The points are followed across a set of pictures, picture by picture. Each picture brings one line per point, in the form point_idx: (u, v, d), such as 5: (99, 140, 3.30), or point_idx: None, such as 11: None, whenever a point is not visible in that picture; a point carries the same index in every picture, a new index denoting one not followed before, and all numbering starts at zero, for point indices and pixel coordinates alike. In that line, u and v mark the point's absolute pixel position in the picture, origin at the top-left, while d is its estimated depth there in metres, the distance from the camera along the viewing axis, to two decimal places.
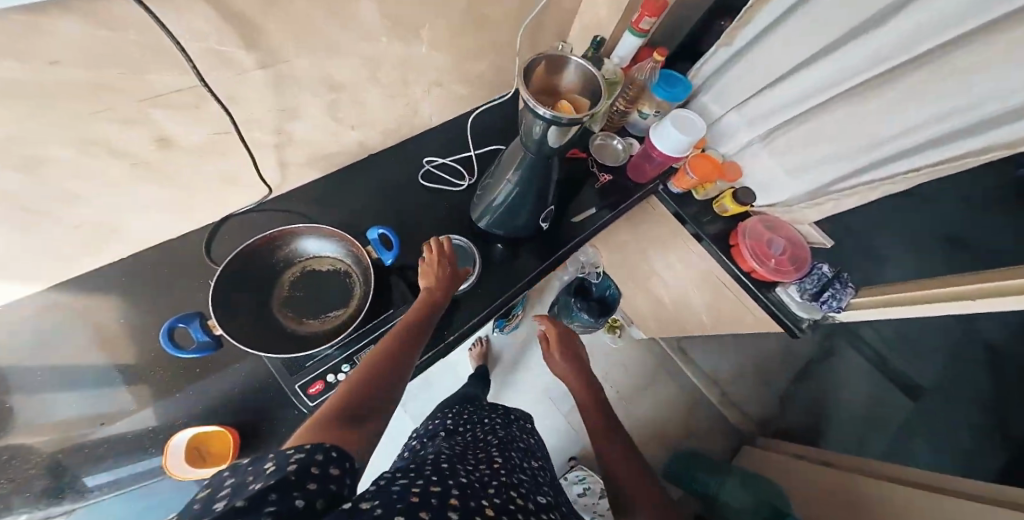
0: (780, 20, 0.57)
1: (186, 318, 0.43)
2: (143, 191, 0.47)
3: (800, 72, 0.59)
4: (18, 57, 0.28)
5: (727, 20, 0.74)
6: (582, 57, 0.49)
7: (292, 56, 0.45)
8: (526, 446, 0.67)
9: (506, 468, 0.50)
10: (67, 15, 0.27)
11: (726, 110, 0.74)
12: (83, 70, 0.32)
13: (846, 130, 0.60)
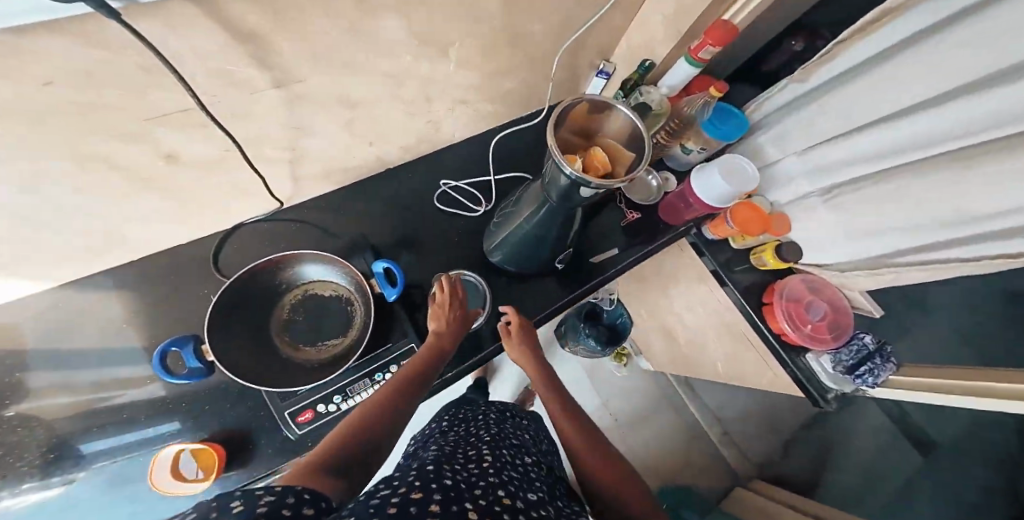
0: (874, 62, 0.49)
1: (179, 342, 0.44)
2: (152, 196, 0.47)
3: (886, 124, 0.51)
4: (12, 75, 0.27)
5: (798, 40, 0.62)
6: (630, 108, 0.44)
7: (307, 75, 0.43)
8: (520, 443, 0.61)
9: (497, 466, 0.45)
10: (56, 38, 0.25)
11: (786, 154, 0.67)
12: (83, 89, 0.31)
13: (926, 197, 0.50)
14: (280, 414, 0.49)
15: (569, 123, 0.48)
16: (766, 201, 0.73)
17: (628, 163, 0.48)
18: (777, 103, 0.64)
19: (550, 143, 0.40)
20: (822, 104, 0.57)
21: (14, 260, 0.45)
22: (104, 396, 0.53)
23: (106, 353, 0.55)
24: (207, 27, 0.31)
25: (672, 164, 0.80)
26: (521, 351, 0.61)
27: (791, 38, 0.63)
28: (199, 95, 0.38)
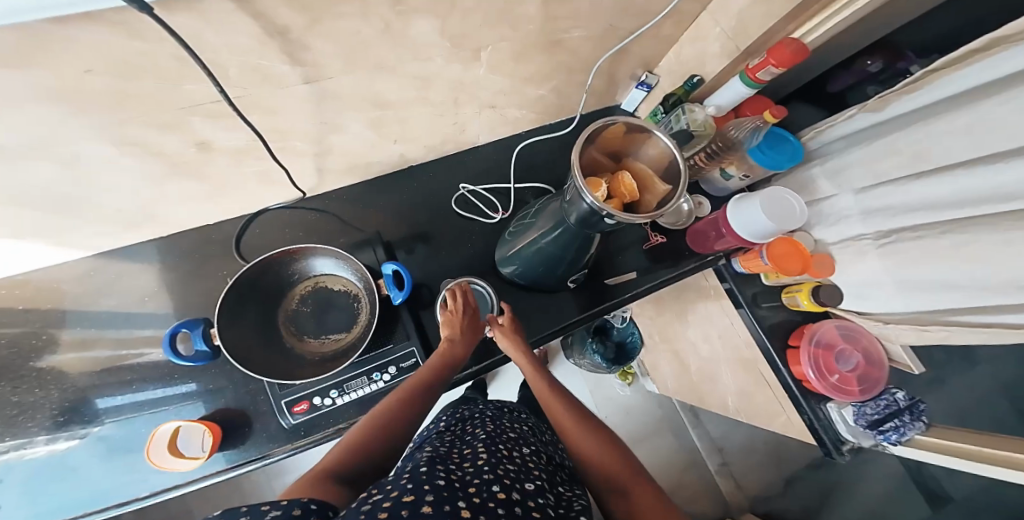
0: (949, 108, 0.46)
1: (190, 324, 0.47)
2: (183, 177, 0.49)
3: (959, 173, 0.46)
4: (52, 62, 0.27)
5: (874, 59, 0.57)
6: (668, 135, 0.42)
7: (336, 74, 0.43)
8: (519, 435, 0.57)
9: (495, 459, 0.43)
10: (93, 29, 0.26)
11: (840, 190, 0.63)
12: (121, 78, 0.32)
13: (992, 255, 0.44)
14: (277, 403, 0.52)
15: (602, 144, 0.46)
16: (812, 238, 0.68)
17: (658, 190, 0.44)
18: (852, 128, 0.58)
19: (575, 169, 0.39)
20: (906, 133, 0.51)
21: (54, 225, 0.48)
22: (131, 354, 0.57)
23: (134, 315, 0.58)
24: (240, 21, 0.30)
25: (709, 189, 0.76)
26: (512, 348, 0.58)
27: (867, 57, 0.58)
28: (232, 86, 0.38)
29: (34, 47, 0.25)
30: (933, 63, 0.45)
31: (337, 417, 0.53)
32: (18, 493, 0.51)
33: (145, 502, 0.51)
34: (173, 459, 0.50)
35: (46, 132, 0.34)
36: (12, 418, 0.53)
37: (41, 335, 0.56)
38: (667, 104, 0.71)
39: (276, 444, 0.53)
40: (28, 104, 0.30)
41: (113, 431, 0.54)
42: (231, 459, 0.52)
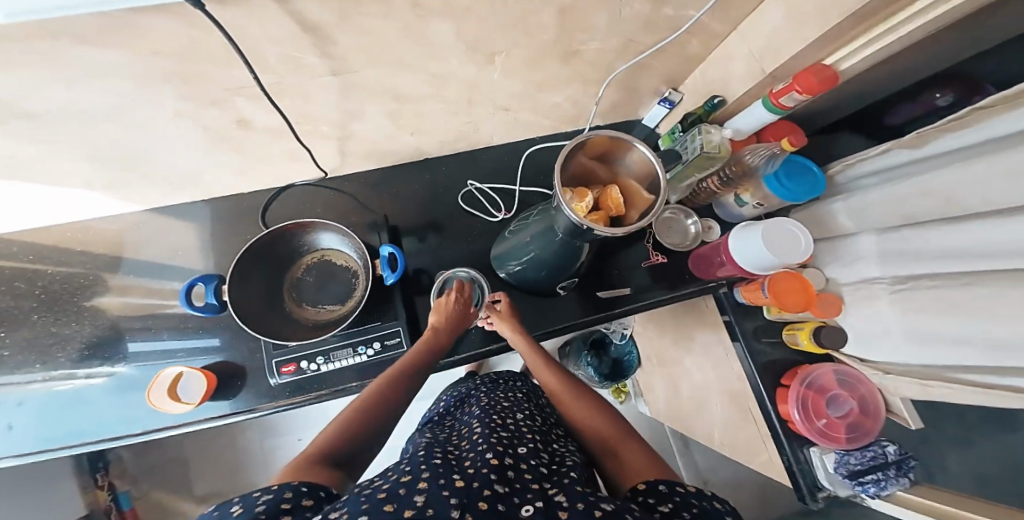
0: (1000, 147, 0.40)
1: (206, 279, 0.55)
2: (223, 149, 0.55)
3: (1001, 220, 0.41)
4: (124, 41, 0.32)
5: (943, 93, 0.50)
6: (649, 148, 0.43)
7: (360, 68, 0.46)
8: (515, 401, 0.61)
9: (490, 430, 0.46)
10: (158, 16, 0.30)
11: (863, 229, 0.60)
12: (180, 59, 0.37)
13: None
14: (269, 361, 0.57)
15: (591, 148, 0.47)
16: (823, 276, 0.66)
17: (643, 202, 0.47)
18: (887, 163, 0.54)
19: (556, 187, 0.43)
20: (939, 171, 0.46)
21: (116, 179, 0.56)
22: (160, 302, 0.64)
23: (168, 267, 0.66)
24: (276, 16, 0.34)
25: (723, 214, 0.75)
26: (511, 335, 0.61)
27: (938, 89, 0.51)
28: (268, 72, 0.43)
29: (111, 27, 0.30)
30: (985, 98, 0.39)
31: (321, 382, 0.58)
32: (41, 415, 0.58)
33: (144, 437, 0.58)
34: (171, 402, 0.56)
35: (112, 100, 0.40)
36: (48, 346, 0.61)
37: (90, 276, 0.64)
38: (685, 123, 0.70)
39: (262, 401, 0.58)
40: (101, 75, 0.36)
41: (126, 370, 0.61)
42: (218, 409, 0.58)
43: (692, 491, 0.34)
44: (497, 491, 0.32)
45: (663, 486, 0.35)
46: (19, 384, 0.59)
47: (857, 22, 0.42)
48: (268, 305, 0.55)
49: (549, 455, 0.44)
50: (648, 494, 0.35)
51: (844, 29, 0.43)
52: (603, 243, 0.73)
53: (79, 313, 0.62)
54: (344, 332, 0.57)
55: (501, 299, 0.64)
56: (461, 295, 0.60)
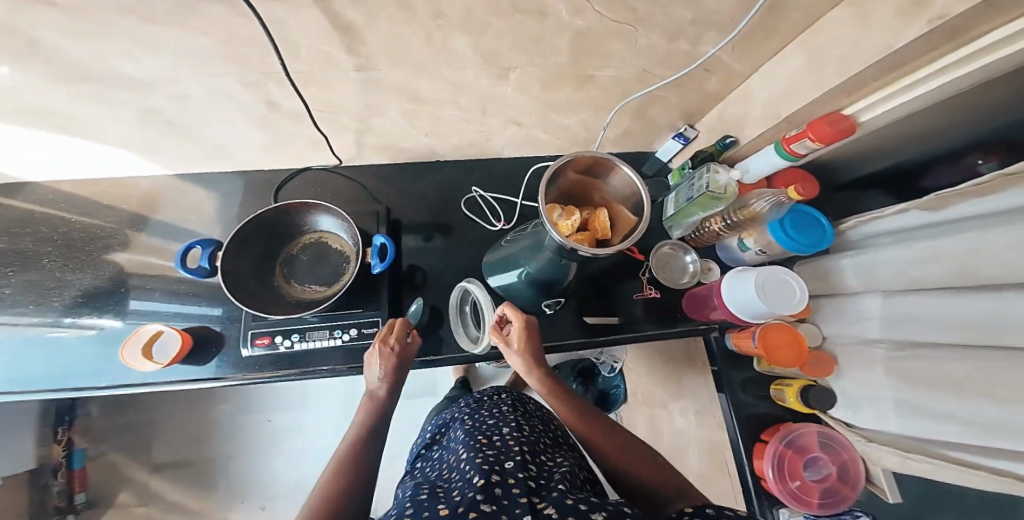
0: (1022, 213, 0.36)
1: (204, 244, 0.57)
2: (249, 128, 0.58)
3: (1005, 290, 0.39)
4: (177, 23, 0.35)
5: (987, 160, 0.46)
6: (633, 169, 0.47)
7: (386, 69, 0.48)
8: (511, 403, 0.64)
9: (487, 443, 0.49)
10: (208, 4, 0.33)
11: (869, 289, 0.57)
12: (219, 42, 0.39)
13: None
14: (247, 330, 0.58)
15: (578, 165, 0.50)
16: (819, 334, 0.66)
17: (627, 218, 0.51)
18: (902, 223, 0.50)
19: (540, 214, 0.46)
20: (950, 235, 0.44)
21: (147, 143, 0.59)
22: (162, 264, 0.66)
23: (177, 230, 0.69)
24: (312, 14, 0.37)
25: (725, 258, 0.74)
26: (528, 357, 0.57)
27: (980, 156, 0.47)
28: (299, 63, 0.44)
29: (163, 6, 0.32)
30: (1004, 166, 0.36)
31: (292, 360, 0.59)
32: (14, 359, 0.59)
33: (109, 391, 0.58)
34: (143, 360, 0.57)
35: (157, 74, 0.43)
36: (48, 290, 0.63)
37: (101, 232, 0.67)
38: (695, 160, 0.70)
39: (231, 371, 0.59)
40: (149, 51, 0.39)
41: (116, 325, 0.62)
42: (189, 371, 0.59)
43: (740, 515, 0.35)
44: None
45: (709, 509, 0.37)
46: (8, 323, 0.61)
47: (879, 76, 0.42)
48: (257, 277, 0.57)
49: (537, 467, 0.46)
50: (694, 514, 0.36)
51: (865, 81, 0.43)
52: (599, 270, 0.74)
53: (82, 264, 0.65)
54: (324, 314, 0.59)
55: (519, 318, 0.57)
56: (385, 344, 0.53)
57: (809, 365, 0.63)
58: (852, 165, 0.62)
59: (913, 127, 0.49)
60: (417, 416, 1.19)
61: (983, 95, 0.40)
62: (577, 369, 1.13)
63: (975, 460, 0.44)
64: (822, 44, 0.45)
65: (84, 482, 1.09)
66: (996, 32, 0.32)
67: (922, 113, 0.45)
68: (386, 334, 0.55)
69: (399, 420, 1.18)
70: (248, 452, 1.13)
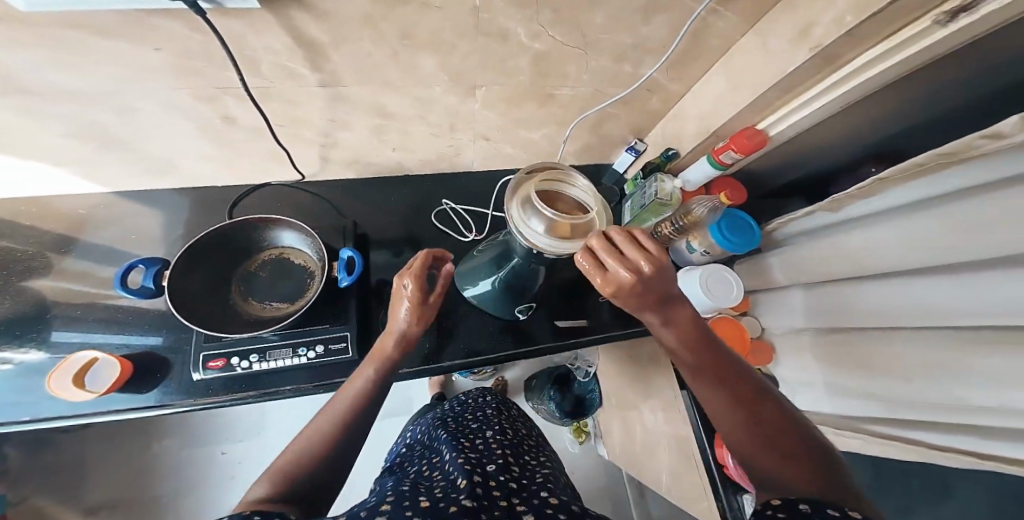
0: (914, 208, 0.47)
1: (146, 263, 0.51)
2: (203, 146, 0.55)
3: (911, 279, 0.49)
4: (129, 36, 0.34)
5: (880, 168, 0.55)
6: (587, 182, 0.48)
7: (352, 85, 0.49)
8: (493, 424, 0.71)
9: (472, 457, 0.55)
10: (165, 19, 0.33)
11: (790, 283, 0.67)
12: (173, 58, 0.38)
13: (957, 360, 0.44)
14: (196, 353, 0.53)
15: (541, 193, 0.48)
16: (759, 325, 0.74)
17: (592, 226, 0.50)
18: (812, 224, 0.60)
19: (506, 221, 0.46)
20: (846, 234, 0.56)
21: (83, 159, 0.55)
22: (99, 288, 0.61)
23: (118, 253, 0.63)
24: (275, 30, 0.37)
25: (677, 259, 0.78)
26: (643, 309, 0.41)
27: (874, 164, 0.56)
28: (260, 78, 0.43)
29: (116, 19, 0.32)
30: (875, 175, 0.47)
31: (253, 381, 0.55)
32: None
33: (27, 428, 0.51)
34: (71, 389, 0.50)
35: (104, 89, 0.41)
36: None
37: (26, 254, 0.61)
38: (646, 171, 0.76)
39: (181, 397, 0.55)
40: (97, 64, 0.37)
41: (39, 357, 0.55)
42: (130, 401, 0.53)
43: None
44: (462, 505, 0.41)
45: (803, 505, 0.29)
46: None
47: (779, 97, 0.51)
48: (209, 297, 0.53)
49: (516, 477, 0.53)
50: (781, 508, 0.29)
51: (769, 101, 0.52)
52: (567, 278, 0.77)
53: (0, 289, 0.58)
54: (286, 331, 0.56)
55: (620, 269, 0.38)
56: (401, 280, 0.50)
57: (754, 353, 0.70)
58: (777, 176, 0.71)
59: (816, 139, 0.58)
60: (388, 438, 1.15)
61: (859, 110, 0.50)
62: (553, 377, 1.16)
63: (892, 432, 0.55)
64: (742, 71, 0.52)
65: None
66: (860, 58, 0.42)
67: (822, 126, 0.54)
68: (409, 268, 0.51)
69: (370, 443, 1.13)
70: (196, 493, 1.03)
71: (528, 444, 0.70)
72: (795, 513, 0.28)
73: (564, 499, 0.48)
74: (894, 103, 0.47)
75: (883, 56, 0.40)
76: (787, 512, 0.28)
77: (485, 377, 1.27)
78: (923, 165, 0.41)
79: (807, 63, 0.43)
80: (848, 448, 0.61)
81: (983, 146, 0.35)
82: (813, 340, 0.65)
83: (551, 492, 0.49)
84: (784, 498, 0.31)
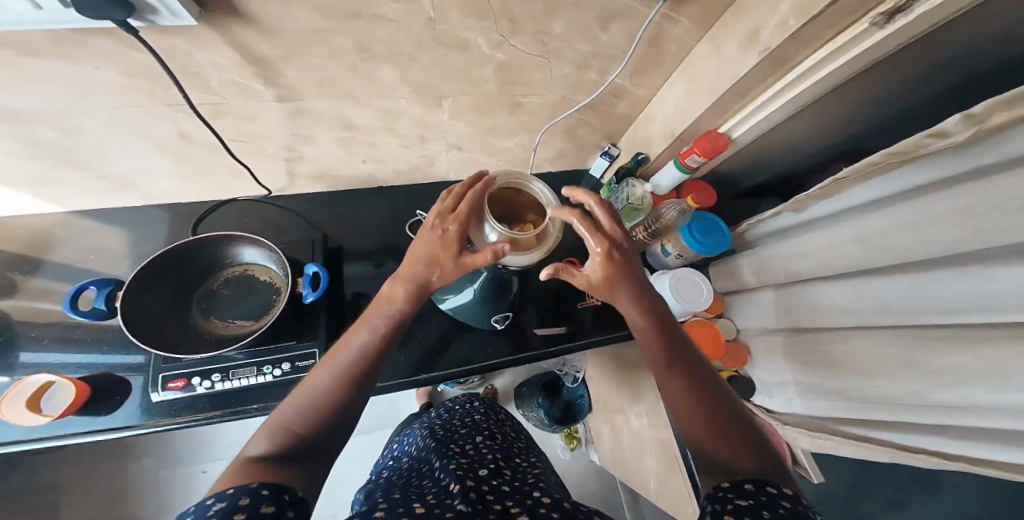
0: (868, 208, 0.48)
1: (100, 284, 0.51)
2: (160, 163, 0.54)
3: (876, 276, 0.49)
4: (68, 55, 0.34)
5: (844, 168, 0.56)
6: (541, 182, 0.47)
7: (310, 99, 0.48)
8: (481, 430, 0.69)
9: (465, 464, 0.54)
10: (103, 37, 0.32)
11: (763, 285, 0.68)
12: (118, 76, 0.38)
13: (919, 356, 0.45)
14: (156, 375, 0.51)
15: (498, 200, 0.47)
16: (734, 327, 0.75)
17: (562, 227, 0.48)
18: (779, 224, 0.61)
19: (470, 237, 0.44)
20: (813, 234, 0.56)
21: (35, 179, 0.53)
22: (57, 309, 0.59)
23: (78, 272, 0.62)
24: (221, 46, 0.37)
25: (652, 262, 0.78)
26: (610, 288, 0.43)
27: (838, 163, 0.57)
28: (213, 93, 0.43)
29: (47, 38, 0.31)
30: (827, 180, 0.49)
31: (218, 400, 0.54)
32: None
33: None
34: (24, 413, 0.49)
35: (52, 107, 0.40)
36: None
37: None
38: (618, 175, 0.76)
39: (143, 418, 0.53)
40: (39, 82, 0.36)
41: None
42: (88, 424, 0.52)
43: (784, 498, 0.29)
44: (457, 510, 0.41)
45: (747, 485, 0.31)
46: None
47: (736, 100, 0.52)
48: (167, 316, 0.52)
49: (510, 481, 0.52)
50: (731, 488, 0.31)
51: (729, 103, 0.52)
52: (545, 285, 0.77)
53: None
54: (252, 349, 0.55)
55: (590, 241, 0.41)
56: (441, 222, 0.41)
57: (729, 357, 0.70)
58: (747, 179, 0.71)
59: (780, 141, 0.59)
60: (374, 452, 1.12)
61: (816, 110, 0.51)
62: (542, 383, 1.14)
63: (863, 433, 0.57)
64: (698, 76, 0.53)
65: None
66: (808, 60, 0.43)
67: (783, 125, 0.55)
68: (451, 207, 0.42)
69: (355, 458, 1.11)
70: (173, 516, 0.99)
71: (519, 447, 0.68)
72: (742, 493, 0.30)
73: (556, 496, 0.48)
74: (849, 103, 0.48)
75: (829, 58, 0.41)
76: (736, 491, 0.30)
77: (473, 387, 1.25)
78: (877, 165, 0.41)
79: (757, 67, 0.44)
80: (823, 450, 0.62)
81: (931, 144, 0.35)
82: (789, 340, 0.65)
83: (543, 491, 0.49)
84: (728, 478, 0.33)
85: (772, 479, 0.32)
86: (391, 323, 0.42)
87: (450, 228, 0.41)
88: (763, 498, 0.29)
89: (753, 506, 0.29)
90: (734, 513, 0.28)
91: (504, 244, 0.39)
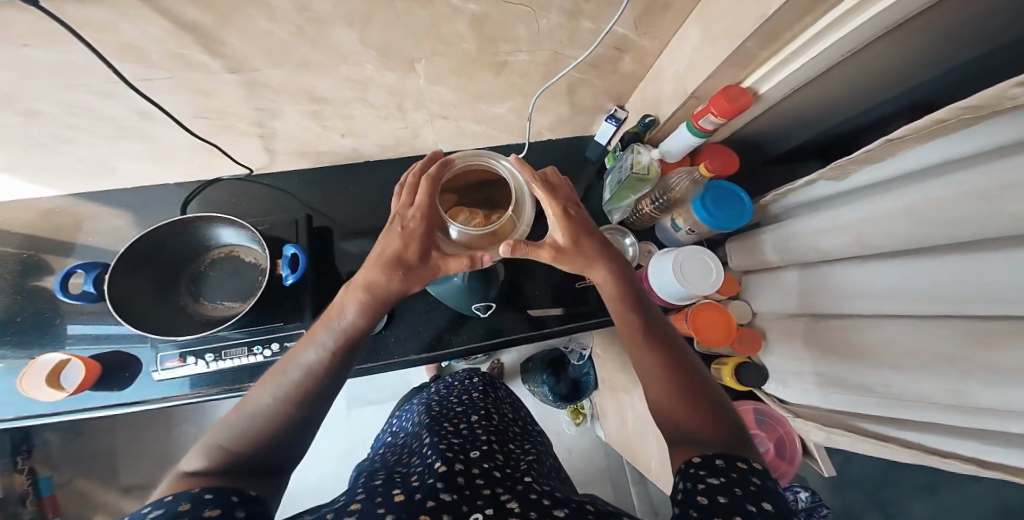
0: (918, 177, 0.39)
1: (88, 267, 0.55)
2: (133, 144, 0.53)
3: (919, 257, 0.40)
4: None
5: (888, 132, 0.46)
6: (512, 160, 0.41)
7: (265, 70, 0.44)
8: (479, 408, 0.69)
9: (458, 444, 0.53)
10: (13, 11, 0.29)
11: (785, 263, 0.60)
12: (51, 53, 0.35)
13: (962, 358, 0.38)
14: (155, 352, 0.55)
15: (459, 184, 0.42)
16: (749, 310, 0.70)
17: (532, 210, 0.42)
18: (814, 195, 0.52)
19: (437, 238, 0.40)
20: (850, 206, 0.47)
21: (22, 164, 0.54)
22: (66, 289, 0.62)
23: (83, 254, 0.64)
24: (146, 14, 0.33)
25: (663, 238, 0.72)
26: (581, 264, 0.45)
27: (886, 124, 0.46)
28: (159, 68, 0.40)
29: None
30: (871, 143, 0.40)
31: (217, 378, 0.56)
32: None
33: (11, 423, 0.55)
34: (45, 388, 0.53)
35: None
36: None
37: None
38: (624, 142, 0.69)
39: (150, 392, 0.57)
40: None
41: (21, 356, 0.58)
42: (103, 398, 0.56)
43: (750, 473, 0.32)
44: (441, 499, 0.40)
45: (719, 460, 0.33)
46: None
47: (762, 46, 0.43)
48: (156, 299, 0.54)
49: (505, 464, 0.51)
50: (702, 465, 0.34)
51: (750, 49, 0.43)
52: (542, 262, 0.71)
53: None
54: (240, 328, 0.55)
55: (550, 218, 0.43)
56: (402, 219, 0.40)
57: (738, 342, 0.66)
58: (772, 144, 0.61)
59: (819, 96, 0.48)
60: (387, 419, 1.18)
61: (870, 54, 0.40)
62: (548, 359, 1.14)
63: (879, 430, 0.52)
64: (713, 18, 0.43)
65: (56, 509, 1.03)
66: None
67: (819, 78, 0.45)
68: (409, 200, 0.40)
69: (369, 424, 1.18)
70: None
71: (516, 431, 0.68)
72: (714, 471, 0.32)
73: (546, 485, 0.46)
74: (906, 49, 0.38)
75: None
76: (706, 470, 0.33)
77: (480, 361, 1.26)
78: (946, 122, 0.32)
79: (789, 3, 0.35)
80: (837, 445, 0.57)
81: (1020, 96, 0.26)
82: (808, 328, 0.59)
83: (535, 478, 0.47)
84: (699, 451, 0.36)
85: (733, 450, 0.35)
86: (341, 338, 0.41)
87: (410, 223, 0.39)
88: (734, 475, 0.32)
89: (725, 484, 0.31)
90: (707, 493, 0.31)
91: (483, 254, 0.39)
